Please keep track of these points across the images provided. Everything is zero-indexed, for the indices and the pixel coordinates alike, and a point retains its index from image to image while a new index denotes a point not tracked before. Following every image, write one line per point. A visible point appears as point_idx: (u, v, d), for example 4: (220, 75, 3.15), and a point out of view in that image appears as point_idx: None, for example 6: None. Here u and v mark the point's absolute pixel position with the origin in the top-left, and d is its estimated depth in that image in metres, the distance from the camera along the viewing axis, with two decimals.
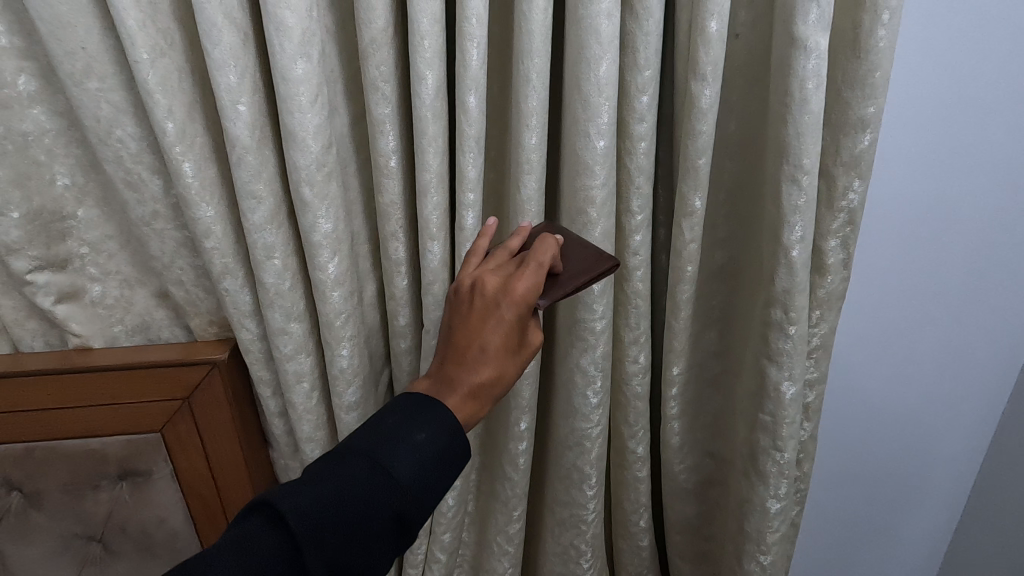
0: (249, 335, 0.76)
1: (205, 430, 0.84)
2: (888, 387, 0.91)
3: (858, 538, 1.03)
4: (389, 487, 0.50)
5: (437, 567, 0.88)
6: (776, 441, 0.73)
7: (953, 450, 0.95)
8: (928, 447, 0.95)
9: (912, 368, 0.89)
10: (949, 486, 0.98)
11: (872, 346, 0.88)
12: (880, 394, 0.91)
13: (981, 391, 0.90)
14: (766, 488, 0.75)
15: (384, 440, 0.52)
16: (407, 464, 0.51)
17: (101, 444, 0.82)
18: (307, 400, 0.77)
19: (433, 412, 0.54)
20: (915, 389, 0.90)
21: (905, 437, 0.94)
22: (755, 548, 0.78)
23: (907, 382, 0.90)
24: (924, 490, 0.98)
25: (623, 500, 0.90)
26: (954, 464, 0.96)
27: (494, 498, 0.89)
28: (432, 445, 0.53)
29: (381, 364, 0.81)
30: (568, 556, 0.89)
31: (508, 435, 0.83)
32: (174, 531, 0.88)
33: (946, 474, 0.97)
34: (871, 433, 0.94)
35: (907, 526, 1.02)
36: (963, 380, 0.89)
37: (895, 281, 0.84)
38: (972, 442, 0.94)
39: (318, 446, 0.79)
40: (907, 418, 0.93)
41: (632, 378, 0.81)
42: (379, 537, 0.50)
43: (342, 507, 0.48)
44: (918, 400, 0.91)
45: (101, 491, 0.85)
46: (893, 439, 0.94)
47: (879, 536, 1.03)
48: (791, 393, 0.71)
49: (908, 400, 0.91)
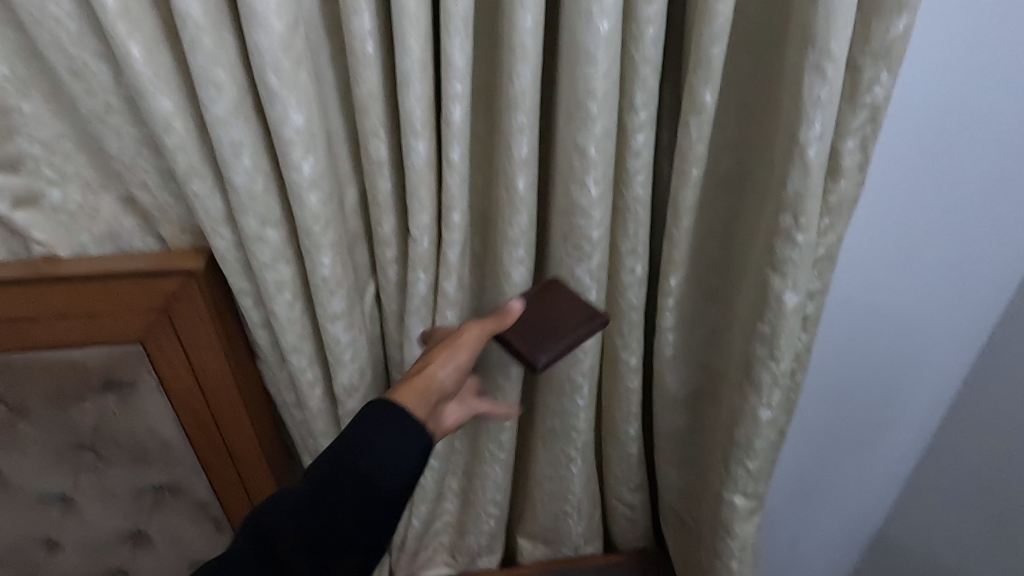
0: (224, 243, 0.71)
1: (189, 341, 0.82)
2: (886, 328, 0.90)
3: (846, 445, 1.05)
4: (351, 495, 0.58)
5: (431, 471, 0.96)
6: (773, 352, 0.69)
7: (943, 355, 0.95)
8: (919, 354, 0.94)
9: (914, 307, 0.88)
10: (933, 389, 0.99)
11: (876, 293, 0.86)
12: (878, 338, 0.91)
13: (977, 297, 0.88)
14: (758, 398, 0.73)
15: (345, 450, 0.59)
16: (360, 454, 0.58)
17: (81, 355, 0.80)
18: (290, 310, 0.73)
19: (381, 416, 0.59)
20: (912, 329, 0.90)
21: (899, 375, 0.96)
22: (743, 453, 0.78)
23: (905, 320, 0.89)
24: (910, 394, 1.00)
25: (614, 410, 0.95)
26: (938, 376, 0.98)
27: (486, 408, 0.90)
28: (383, 439, 0.59)
29: (366, 275, 0.78)
30: (559, 461, 0.95)
31: (500, 346, 0.82)
32: (166, 441, 0.89)
33: (931, 379, 0.98)
34: (865, 374, 0.95)
35: (888, 432, 1.05)
36: (962, 312, 0.89)
37: (910, 188, 0.76)
38: (960, 346, 0.94)
39: (304, 358, 0.76)
40: (903, 355, 0.94)
41: (628, 289, 0.81)
42: (356, 511, 0.58)
43: (312, 519, 0.58)
44: (915, 338, 0.92)
45: (87, 402, 0.83)
46: (888, 377, 0.96)
47: (865, 442, 1.05)
48: (793, 302, 0.66)
49: (906, 337, 0.91)
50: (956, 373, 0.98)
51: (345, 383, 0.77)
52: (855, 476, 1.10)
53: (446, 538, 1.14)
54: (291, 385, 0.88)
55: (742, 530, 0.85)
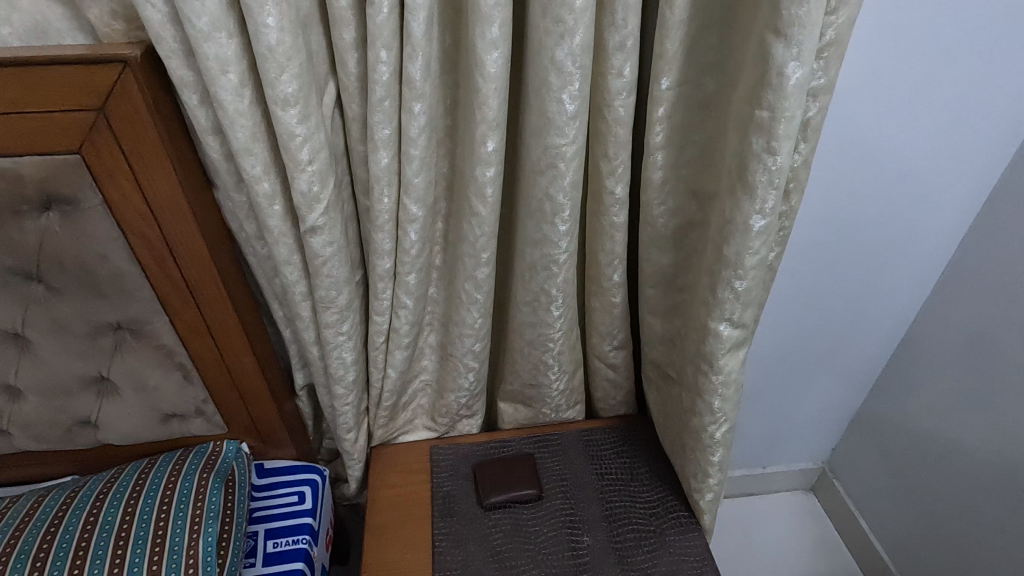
0: (158, 16, 0.64)
1: (133, 152, 0.74)
2: (874, 171, 0.98)
3: (833, 287, 1.13)
4: None
5: (404, 314, 0.89)
6: (770, 142, 0.64)
7: (930, 194, 1.02)
8: (907, 192, 1.01)
9: (894, 149, 0.95)
10: (919, 230, 1.07)
11: (882, 133, 0.93)
12: (861, 181, 0.99)
13: (963, 133, 0.94)
14: (751, 202, 0.68)
15: None
16: None
17: (11, 163, 0.72)
18: (239, 98, 0.68)
19: None
20: (893, 173, 0.98)
21: (878, 220, 1.04)
22: (732, 273, 0.73)
23: (886, 162, 0.97)
24: (898, 236, 1.07)
25: (597, 252, 0.88)
26: (927, 216, 1.05)
27: (461, 241, 0.84)
28: None
29: (325, 74, 0.73)
30: (539, 303, 0.91)
31: (474, 161, 0.76)
32: (119, 272, 0.83)
33: (918, 220, 1.05)
34: (846, 218, 1.03)
35: (875, 275, 1.12)
36: (981, 159, 0.98)
37: (907, 10, 0.82)
38: (946, 186, 1.01)
39: (258, 161, 0.73)
40: (884, 199, 1.01)
41: (616, 97, 0.73)
42: None
43: None
44: (894, 183, 0.99)
45: (25, 220, 0.76)
46: (867, 221, 1.04)
47: (851, 285, 1.13)
48: (797, 78, 0.60)
49: (885, 180, 0.99)
50: (943, 213, 1.05)
51: (304, 190, 0.73)
52: (839, 320, 1.19)
53: (426, 398, 1.08)
54: (251, 213, 0.84)
55: (726, 363, 0.79)
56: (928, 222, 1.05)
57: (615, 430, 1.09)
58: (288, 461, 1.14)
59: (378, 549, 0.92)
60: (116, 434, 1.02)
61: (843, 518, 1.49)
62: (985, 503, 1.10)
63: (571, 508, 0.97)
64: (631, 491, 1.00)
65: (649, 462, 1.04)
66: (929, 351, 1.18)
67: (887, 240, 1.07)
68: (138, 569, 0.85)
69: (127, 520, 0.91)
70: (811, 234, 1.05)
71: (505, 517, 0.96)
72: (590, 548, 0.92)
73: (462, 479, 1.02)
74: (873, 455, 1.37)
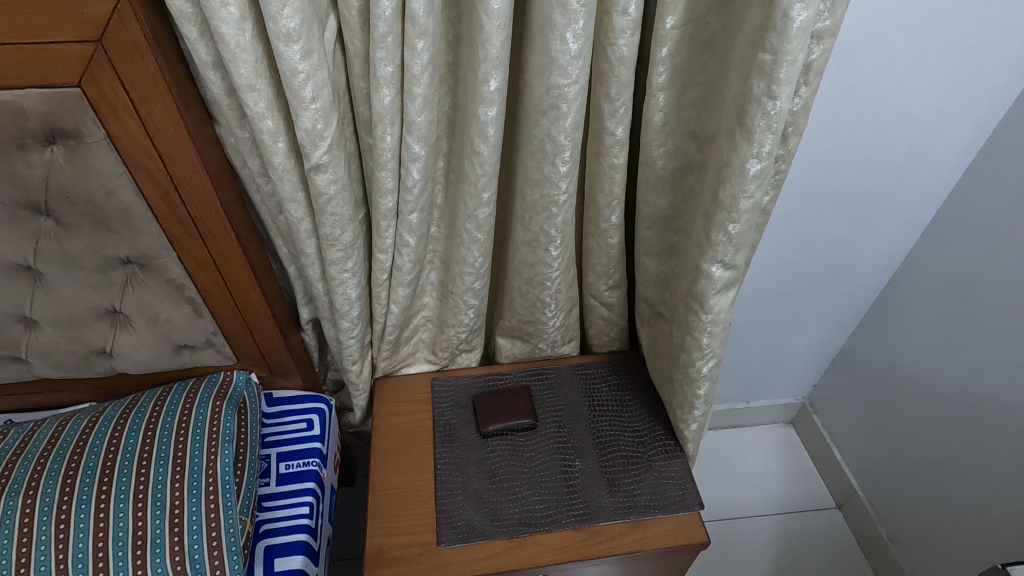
0: None
1: (133, 86, 0.74)
2: (874, 117, 0.98)
3: (825, 230, 1.16)
4: None
5: (406, 253, 0.92)
6: (771, 87, 0.65)
7: (927, 141, 1.02)
8: (906, 138, 1.02)
9: (897, 95, 0.95)
10: (913, 177, 1.08)
11: (884, 79, 0.93)
12: (861, 126, 0.99)
13: (969, 80, 0.94)
14: (749, 146, 0.69)
15: None
16: None
17: (13, 97, 0.72)
18: (239, 33, 0.67)
19: None
20: (893, 120, 0.99)
21: (875, 166, 1.05)
22: (727, 216, 0.75)
23: (890, 106, 0.97)
24: (893, 182, 1.09)
25: (596, 193, 0.90)
26: (923, 163, 1.06)
27: (463, 180, 0.85)
28: None
29: (325, 7, 0.72)
30: (537, 243, 0.93)
31: (476, 100, 0.76)
32: (125, 207, 0.84)
33: (913, 166, 1.06)
34: (844, 164, 1.05)
35: (868, 220, 1.15)
36: (983, 106, 0.97)
37: None
38: (946, 133, 1.02)
39: (261, 97, 0.73)
40: (882, 144, 1.02)
41: (620, 36, 0.73)
42: None
43: None
44: (893, 129, 1.00)
45: (30, 153, 0.77)
46: (865, 166, 1.05)
47: (843, 229, 1.16)
48: (801, 21, 0.60)
49: (886, 125, 1.00)
50: (939, 160, 1.06)
51: (307, 128, 0.74)
52: (829, 262, 1.22)
53: (427, 332, 1.13)
54: (255, 149, 0.85)
55: (716, 303, 0.83)
56: (923, 168, 1.07)
57: (608, 365, 1.14)
58: (296, 391, 1.19)
59: (383, 470, 1.00)
60: (130, 363, 1.07)
61: (819, 448, 1.58)
62: (948, 434, 1.19)
63: (564, 436, 1.04)
64: (621, 421, 1.06)
65: (638, 393, 1.10)
66: (913, 295, 1.22)
67: (883, 185, 1.09)
68: (162, 485, 0.92)
69: (148, 442, 0.97)
70: (808, 178, 1.07)
71: (501, 443, 1.02)
72: (581, 472, 0.99)
73: (463, 409, 1.08)
74: (851, 392, 1.44)
